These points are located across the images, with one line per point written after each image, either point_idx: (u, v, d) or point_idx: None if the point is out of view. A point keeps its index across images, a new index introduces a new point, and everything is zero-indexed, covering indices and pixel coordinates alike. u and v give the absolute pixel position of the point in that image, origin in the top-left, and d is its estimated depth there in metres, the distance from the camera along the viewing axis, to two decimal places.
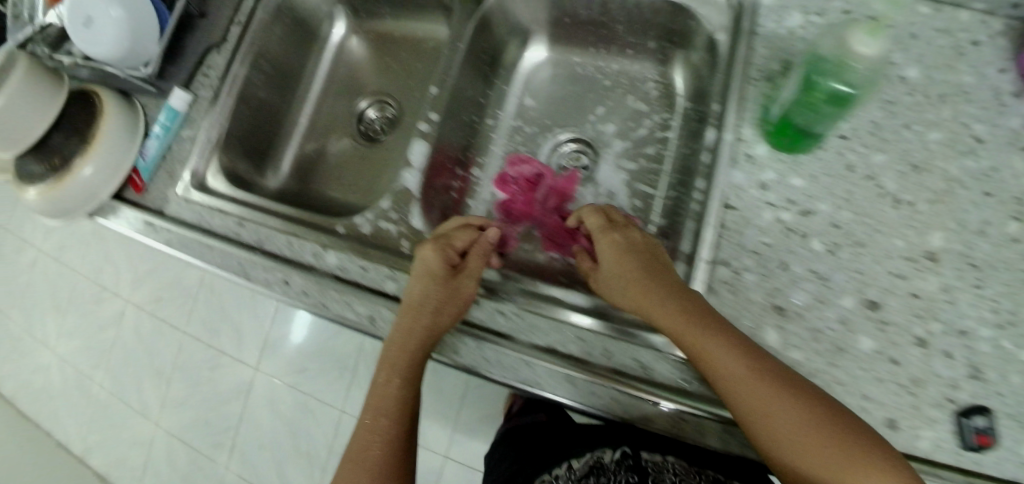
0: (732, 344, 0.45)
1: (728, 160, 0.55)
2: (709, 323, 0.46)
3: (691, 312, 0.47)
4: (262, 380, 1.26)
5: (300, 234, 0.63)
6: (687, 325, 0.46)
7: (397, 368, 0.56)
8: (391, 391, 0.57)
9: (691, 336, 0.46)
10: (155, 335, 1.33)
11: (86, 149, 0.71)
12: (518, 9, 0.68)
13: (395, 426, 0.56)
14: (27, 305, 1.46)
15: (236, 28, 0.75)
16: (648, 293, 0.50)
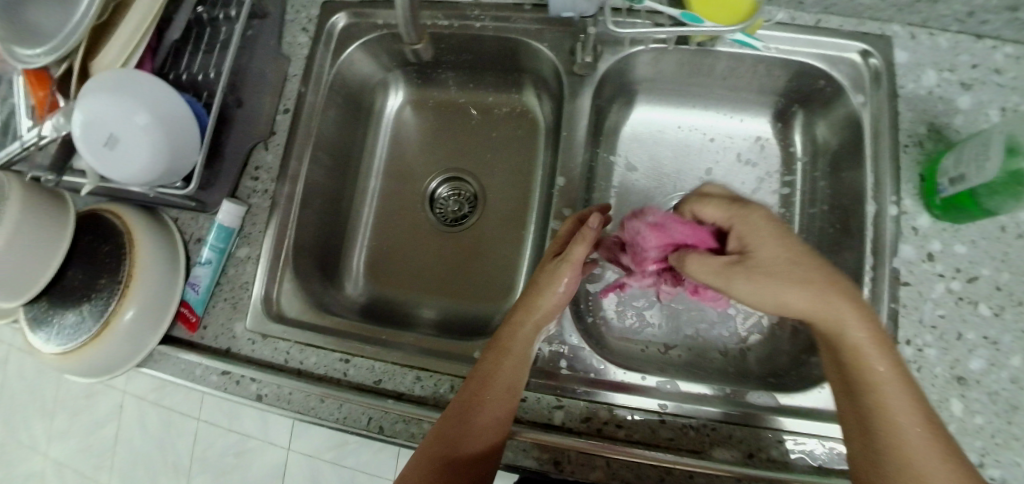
0: (908, 435, 0.38)
1: (894, 234, 0.54)
2: (929, 429, 0.38)
3: (912, 410, 0.39)
4: (296, 459, 1.03)
5: (433, 367, 0.55)
6: (867, 413, 0.40)
7: (472, 420, 0.47)
8: (458, 449, 0.46)
9: (883, 430, 0.39)
10: (166, 426, 1.07)
11: (120, 292, 0.58)
12: (631, 75, 0.62)
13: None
14: (4, 409, 1.19)
15: (284, 116, 0.63)
16: (856, 369, 0.40)
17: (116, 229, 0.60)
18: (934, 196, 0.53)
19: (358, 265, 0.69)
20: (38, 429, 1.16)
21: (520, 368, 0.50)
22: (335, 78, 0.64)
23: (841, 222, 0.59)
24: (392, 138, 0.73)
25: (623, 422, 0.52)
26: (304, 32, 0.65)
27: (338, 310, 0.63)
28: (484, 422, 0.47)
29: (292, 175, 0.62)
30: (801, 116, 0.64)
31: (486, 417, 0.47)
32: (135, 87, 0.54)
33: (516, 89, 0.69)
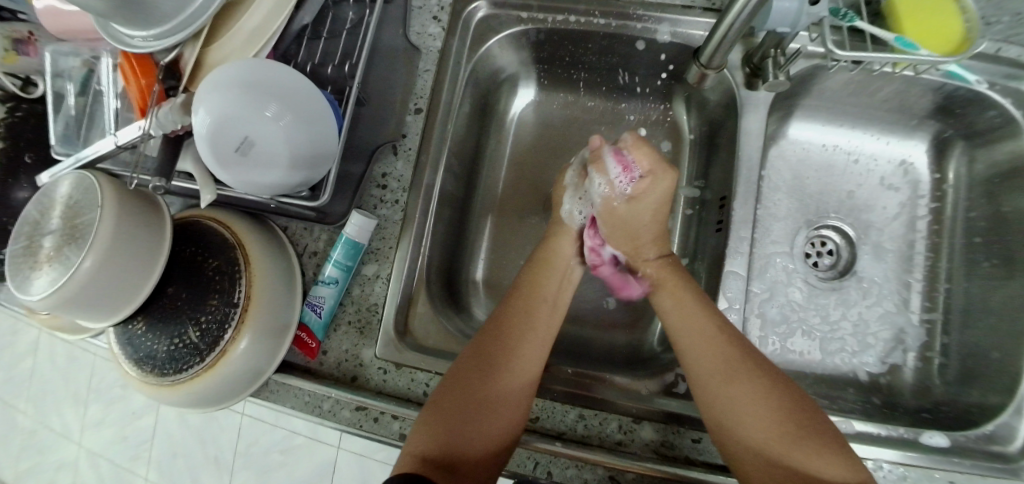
0: (754, 411, 0.44)
1: None
2: (786, 422, 0.43)
3: (768, 400, 0.44)
4: (347, 459, 0.92)
5: (600, 404, 0.50)
6: (730, 382, 0.46)
7: (512, 328, 0.51)
8: (502, 353, 0.49)
9: (725, 409, 0.45)
10: (208, 420, 0.98)
11: (239, 314, 0.51)
12: (797, 91, 0.58)
13: (512, 391, 0.47)
14: (33, 391, 1.09)
15: (416, 116, 0.58)
16: (721, 353, 0.47)
17: (226, 241, 0.53)
18: None
19: (477, 283, 0.63)
20: (71, 416, 1.07)
21: (564, 280, 0.55)
22: (468, 75, 0.58)
23: (1000, 258, 0.58)
24: (517, 140, 0.67)
25: None
26: (435, 22, 0.59)
27: (474, 334, 0.58)
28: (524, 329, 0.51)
29: (426, 184, 0.55)
30: (960, 148, 0.62)
31: (531, 323, 0.51)
32: (265, 75, 0.46)
33: (659, 96, 0.64)
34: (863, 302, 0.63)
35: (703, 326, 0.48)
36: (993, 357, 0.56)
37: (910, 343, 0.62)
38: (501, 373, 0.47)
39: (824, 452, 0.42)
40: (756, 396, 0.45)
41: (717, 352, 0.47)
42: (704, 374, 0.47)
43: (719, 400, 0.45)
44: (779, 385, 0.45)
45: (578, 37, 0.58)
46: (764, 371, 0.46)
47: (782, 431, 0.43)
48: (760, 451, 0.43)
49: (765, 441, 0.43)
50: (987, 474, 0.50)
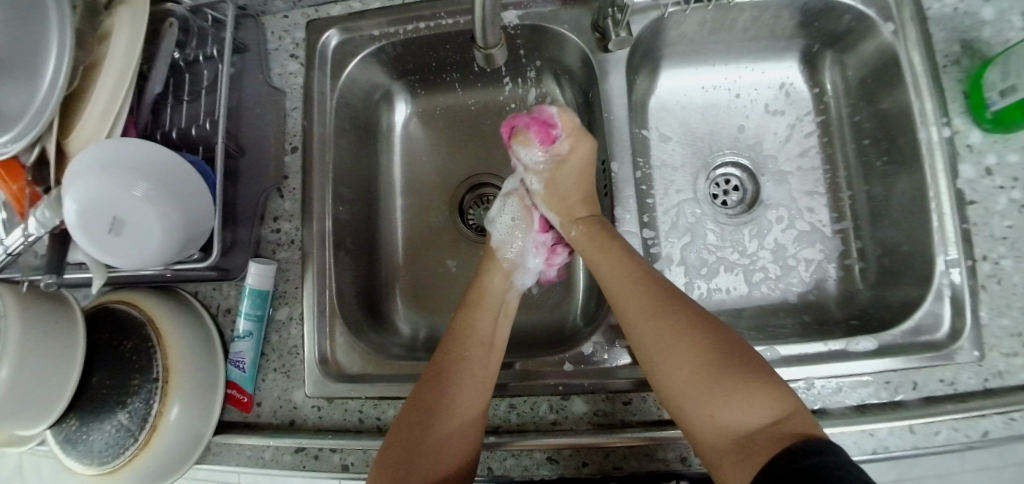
0: (672, 351, 0.44)
1: (948, 158, 0.54)
2: (709, 358, 0.43)
3: (685, 341, 0.44)
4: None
5: (528, 390, 0.51)
6: (634, 315, 0.47)
7: (451, 376, 0.48)
8: (438, 409, 0.46)
9: (649, 348, 0.45)
10: None
11: (162, 388, 0.51)
12: (653, 44, 0.60)
13: (449, 451, 0.45)
14: None
15: (294, 154, 0.58)
16: (638, 292, 0.48)
17: (135, 319, 0.53)
18: (983, 112, 0.53)
19: (399, 300, 0.64)
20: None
21: (495, 318, 0.54)
22: (338, 103, 0.59)
23: (887, 152, 0.59)
24: (408, 153, 0.67)
25: None
26: (293, 59, 0.60)
27: (400, 349, 0.59)
28: (467, 378, 0.48)
29: (318, 217, 0.56)
30: (830, 57, 0.63)
31: (467, 371, 0.49)
32: (123, 153, 0.47)
33: (531, 78, 0.65)
34: (778, 227, 0.63)
35: (636, 283, 0.48)
36: (904, 249, 0.57)
37: (829, 255, 0.63)
38: (433, 435, 0.45)
39: (755, 397, 0.40)
40: (670, 349, 0.44)
41: (641, 308, 0.47)
42: (634, 320, 0.47)
43: (641, 325, 0.46)
44: (709, 344, 0.44)
45: (434, 42, 0.60)
46: (698, 327, 0.45)
47: (707, 365, 0.43)
48: (680, 373, 0.43)
49: (681, 374, 0.43)
50: (921, 367, 0.51)
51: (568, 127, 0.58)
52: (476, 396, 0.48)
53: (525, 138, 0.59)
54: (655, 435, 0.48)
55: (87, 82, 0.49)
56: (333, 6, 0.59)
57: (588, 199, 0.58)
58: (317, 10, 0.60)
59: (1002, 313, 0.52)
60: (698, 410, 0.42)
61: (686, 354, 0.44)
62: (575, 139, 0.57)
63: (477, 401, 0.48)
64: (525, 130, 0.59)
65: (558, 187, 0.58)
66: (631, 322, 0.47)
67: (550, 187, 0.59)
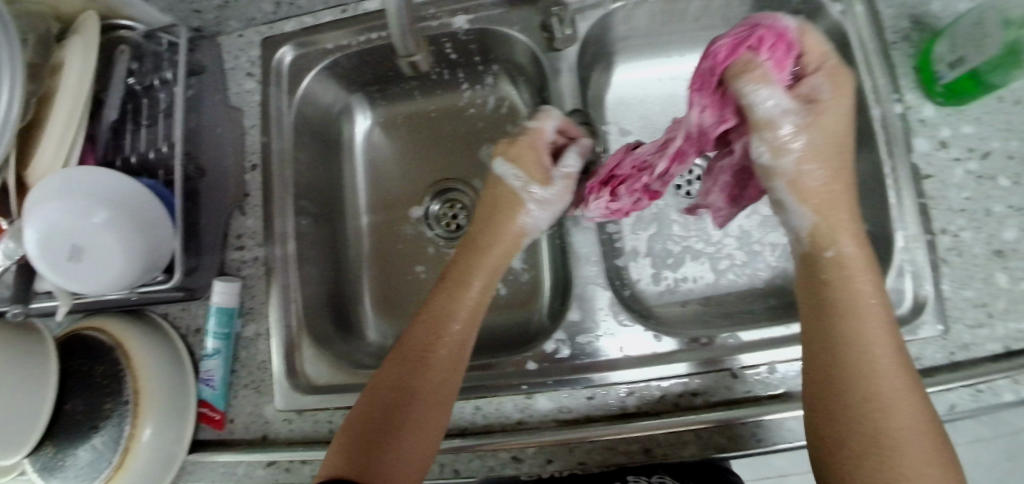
0: (907, 405, 0.38)
1: (904, 135, 0.54)
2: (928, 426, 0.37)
3: (909, 400, 0.38)
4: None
5: (491, 392, 0.52)
6: (886, 358, 0.40)
7: (411, 388, 0.46)
8: (410, 376, 0.46)
9: (884, 409, 0.38)
10: None
11: (132, 409, 0.52)
12: (603, 40, 0.60)
13: (421, 416, 0.45)
14: None
15: (255, 172, 0.58)
16: (875, 336, 0.40)
17: (103, 344, 0.54)
18: (934, 84, 0.53)
19: (369, 308, 0.65)
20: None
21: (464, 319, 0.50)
22: (297, 118, 0.59)
23: None
24: (372, 162, 0.68)
25: (699, 389, 0.48)
26: (250, 77, 0.60)
27: (367, 358, 0.60)
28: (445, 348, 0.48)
29: (280, 233, 0.57)
30: None
31: (442, 336, 0.49)
32: (78, 180, 0.47)
33: (488, 81, 0.65)
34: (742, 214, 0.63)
35: (868, 331, 0.41)
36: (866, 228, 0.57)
37: None
38: (409, 399, 0.45)
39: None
40: (908, 395, 0.38)
41: (882, 346, 0.40)
42: (864, 365, 0.39)
43: (876, 353, 0.40)
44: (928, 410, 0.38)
45: (389, 51, 0.60)
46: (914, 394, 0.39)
47: (913, 444, 0.37)
48: (895, 435, 0.37)
49: (912, 433, 0.37)
50: None
51: (817, 55, 0.46)
52: (452, 361, 0.48)
53: (762, 73, 0.43)
54: (620, 429, 0.48)
55: (41, 113, 0.50)
56: (286, 22, 0.60)
57: (846, 170, 0.46)
58: (270, 27, 0.60)
59: (962, 286, 0.53)
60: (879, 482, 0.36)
61: (917, 404, 0.38)
62: (831, 71, 0.46)
63: (451, 371, 0.48)
64: (751, 55, 0.44)
65: (821, 155, 0.45)
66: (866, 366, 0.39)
67: (813, 130, 0.45)
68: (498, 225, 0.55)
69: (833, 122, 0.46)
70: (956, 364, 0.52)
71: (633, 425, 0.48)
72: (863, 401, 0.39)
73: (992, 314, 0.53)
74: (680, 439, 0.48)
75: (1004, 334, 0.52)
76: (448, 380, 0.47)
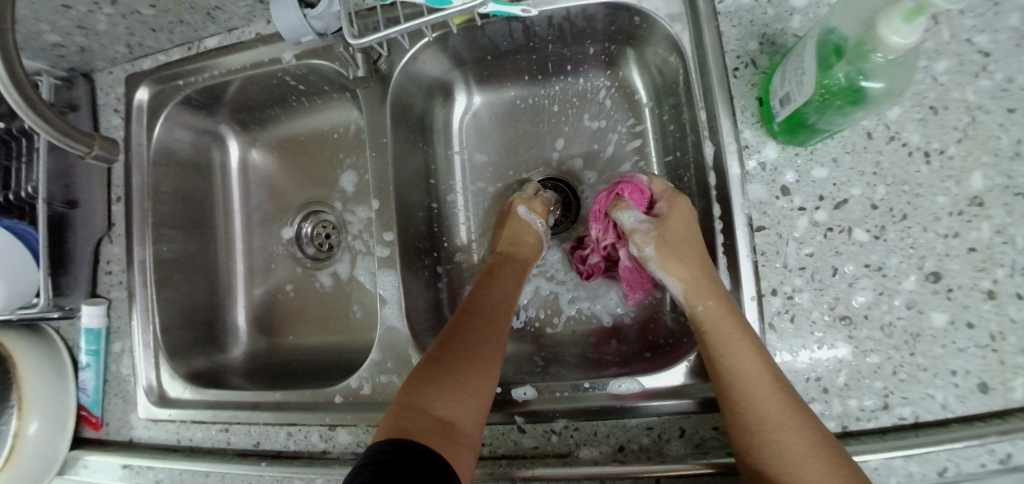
0: (788, 428, 0.40)
1: (739, 178, 0.47)
2: (817, 438, 0.39)
3: (796, 420, 0.40)
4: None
5: (299, 421, 0.55)
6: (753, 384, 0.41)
7: (452, 369, 0.44)
8: (452, 365, 0.45)
9: (764, 416, 0.40)
10: None
11: (16, 412, 0.60)
12: (434, 68, 0.58)
13: (462, 399, 0.43)
14: None
15: (119, 204, 0.64)
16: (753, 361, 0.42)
17: None
18: (772, 122, 0.46)
19: (241, 323, 0.70)
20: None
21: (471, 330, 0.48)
22: (157, 152, 0.63)
23: (694, 170, 0.53)
24: (247, 185, 0.71)
25: (484, 439, 0.50)
26: (117, 113, 0.64)
27: (226, 373, 0.66)
28: (483, 330, 0.48)
29: (139, 260, 0.62)
30: (634, 58, 0.57)
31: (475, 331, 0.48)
32: None
33: (343, 109, 0.66)
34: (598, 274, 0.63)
35: (750, 356, 0.42)
36: None
37: None
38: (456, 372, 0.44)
39: None
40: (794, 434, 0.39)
41: (760, 383, 0.41)
42: (738, 393, 0.42)
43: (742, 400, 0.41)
44: (813, 430, 0.39)
45: (236, 85, 0.62)
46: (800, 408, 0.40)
47: (813, 458, 0.38)
48: (800, 462, 0.38)
49: (793, 450, 0.39)
50: (691, 413, 0.48)
51: (663, 191, 0.55)
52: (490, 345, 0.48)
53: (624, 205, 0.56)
54: None
55: None
56: (145, 60, 0.64)
57: (701, 262, 0.49)
58: (134, 64, 0.64)
59: (792, 357, 0.47)
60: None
61: (808, 431, 0.39)
62: (670, 199, 0.54)
63: (487, 348, 0.48)
64: (622, 197, 0.57)
65: (685, 261, 0.50)
66: (747, 384, 0.41)
67: (663, 246, 0.52)
68: (520, 242, 0.57)
69: (683, 232, 0.51)
70: None
71: None
72: (744, 413, 0.41)
73: (827, 390, 0.47)
74: None
75: (840, 411, 0.46)
76: (485, 365, 0.46)
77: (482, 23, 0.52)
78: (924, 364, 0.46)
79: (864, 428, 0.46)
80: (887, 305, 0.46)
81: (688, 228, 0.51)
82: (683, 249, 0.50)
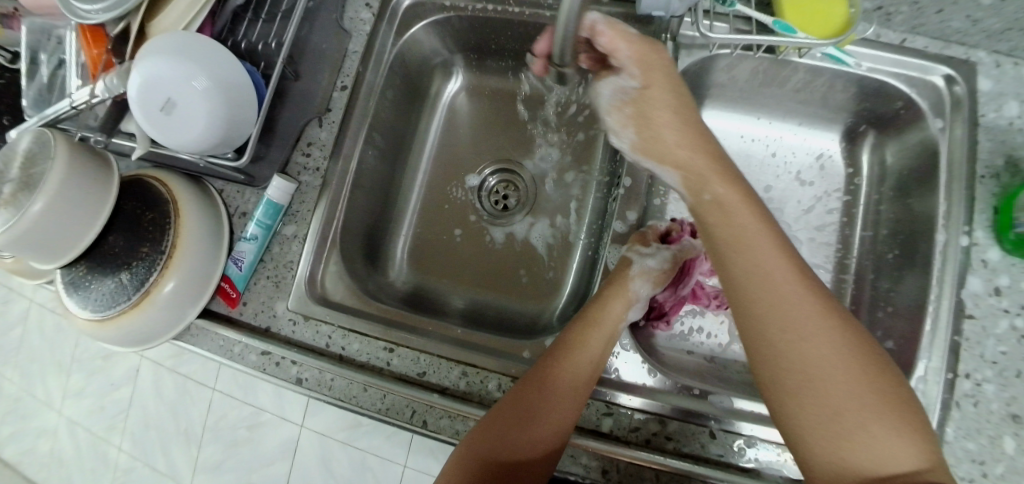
0: (828, 392, 0.36)
1: (964, 267, 0.53)
2: (868, 397, 0.35)
3: (852, 369, 0.36)
4: (310, 437, 1.00)
5: (479, 363, 0.54)
6: (790, 322, 0.38)
7: (525, 411, 0.46)
8: (531, 408, 0.46)
9: (794, 358, 0.37)
10: (183, 395, 1.04)
11: (164, 260, 0.56)
12: (701, 78, 0.61)
13: (543, 442, 0.46)
14: (21, 361, 1.13)
15: (342, 93, 0.62)
16: (783, 271, 0.39)
17: (162, 196, 0.58)
18: (1007, 230, 0.52)
19: (401, 253, 0.68)
20: (53, 387, 1.10)
21: (557, 369, 0.48)
22: (396, 57, 0.63)
23: (902, 248, 0.59)
24: (449, 122, 0.72)
25: (672, 433, 0.51)
26: (366, 7, 0.64)
27: (382, 294, 0.63)
28: (571, 372, 0.48)
29: (345, 153, 0.60)
30: (870, 136, 0.64)
31: (571, 383, 0.47)
32: (192, 47, 0.52)
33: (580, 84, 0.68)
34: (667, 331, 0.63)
35: (774, 267, 0.40)
36: (886, 345, 0.58)
37: None
38: (529, 433, 0.45)
39: (907, 431, 0.35)
40: (837, 360, 0.36)
41: (796, 326, 0.37)
42: (775, 317, 0.38)
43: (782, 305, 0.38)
44: (842, 393, 0.36)
45: (499, 25, 0.62)
46: (861, 376, 0.36)
47: (863, 405, 0.35)
48: (841, 409, 0.36)
49: (813, 422, 0.36)
50: None
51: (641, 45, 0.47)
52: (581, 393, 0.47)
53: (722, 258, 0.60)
54: (591, 445, 0.51)
55: None
56: None
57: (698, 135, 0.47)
58: None
59: (966, 437, 0.52)
60: (832, 439, 0.36)
61: (854, 394, 0.36)
62: (642, 54, 0.47)
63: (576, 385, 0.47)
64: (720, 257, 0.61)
65: (686, 142, 0.46)
66: (773, 306, 0.39)
67: (651, 141, 0.47)
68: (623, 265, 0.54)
69: (671, 130, 0.47)
70: None
71: (602, 448, 0.50)
72: (788, 361, 0.37)
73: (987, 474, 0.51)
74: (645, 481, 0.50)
75: None
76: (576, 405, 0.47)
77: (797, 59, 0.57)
78: None
79: None
80: None
81: (670, 88, 0.47)
82: (688, 143, 0.46)
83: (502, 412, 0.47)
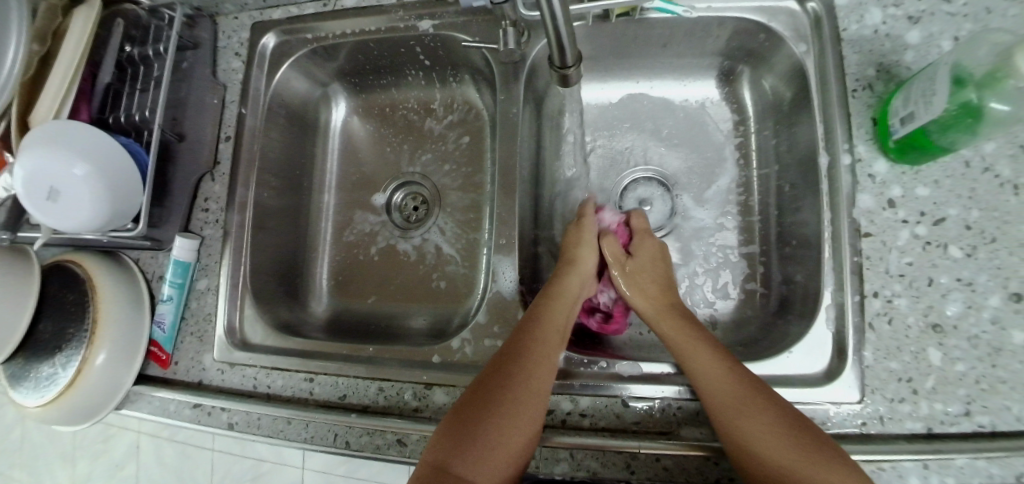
0: (760, 426, 0.43)
1: (850, 186, 0.52)
2: (791, 432, 0.42)
3: (775, 409, 0.43)
4: (312, 476, 1.03)
5: (393, 376, 0.55)
6: (718, 382, 0.46)
7: (499, 389, 0.46)
8: (504, 386, 0.46)
9: (729, 415, 0.44)
10: (186, 461, 1.08)
11: (88, 336, 0.59)
12: None
13: (524, 418, 0.45)
14: (30, 460, 1.18)
15: (227, 144, 0.64)
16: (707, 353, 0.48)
17: (78, 275, 0.61)
18: (887, 139, 0.51)
19: (323, 281, 0.70)
20: (63, 478, 1.15)
21: (525, 347, 0.49)
22: (272, 99, 0.65)
23: (797, 179, 0.58)
24: (347, 148, 0.73)
25: (586, 410, 0.52)
26: (237, 56, 0.66)
27: (304, 326, 0.65)
28: (535, 342, 0.49)
29: (240, 200, 0.62)
30: (747, 73, 0.63)
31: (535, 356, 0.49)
32: (62, 133, 0.54)
33: (456, 83, 0.69)
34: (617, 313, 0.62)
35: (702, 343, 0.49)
36: (797, 281, 0.57)
37: (735, 273, 0.63)
38: (506, 408, 0.45)
39: (829, 462, 0.40)
40: (755, 407, 0.44)
41: (729, 385, 0.45)
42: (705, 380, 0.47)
43: (695, 356, 0.48)
44: (784, 418, 0.43)
45: (362, 47, 0.64)
46: (779, 411, 0.43)
47: (789, 438, 0.42)
48: (771, 442, 0.42)
49: (768, 449, 0.42)
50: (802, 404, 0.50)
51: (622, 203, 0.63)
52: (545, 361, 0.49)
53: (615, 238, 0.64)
54: None
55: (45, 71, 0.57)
56: (276, 11, 0.66)
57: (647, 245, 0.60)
58: (263, 13, 0.67)
59: (887, 357, 0.50)
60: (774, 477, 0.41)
61: (776, 427, 0.42)
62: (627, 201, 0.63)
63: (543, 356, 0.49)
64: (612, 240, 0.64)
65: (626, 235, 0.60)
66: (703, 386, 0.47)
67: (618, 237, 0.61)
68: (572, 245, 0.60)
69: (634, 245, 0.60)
70: (866, 437, 0.48)
71: None
72: (724, 428, 0.44)
73: (917, 391, 0.49)
74: (563, 461, 0.50)
75: (927, 413, 0.48)
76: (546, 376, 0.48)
77: (640, 16, 0.57)
78: (1010, 378, 0.48)
79: (947, 432, 0.48)
80: (974, 319, 0.49)
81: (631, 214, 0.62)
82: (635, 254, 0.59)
83: (473, 398, 0.46)
